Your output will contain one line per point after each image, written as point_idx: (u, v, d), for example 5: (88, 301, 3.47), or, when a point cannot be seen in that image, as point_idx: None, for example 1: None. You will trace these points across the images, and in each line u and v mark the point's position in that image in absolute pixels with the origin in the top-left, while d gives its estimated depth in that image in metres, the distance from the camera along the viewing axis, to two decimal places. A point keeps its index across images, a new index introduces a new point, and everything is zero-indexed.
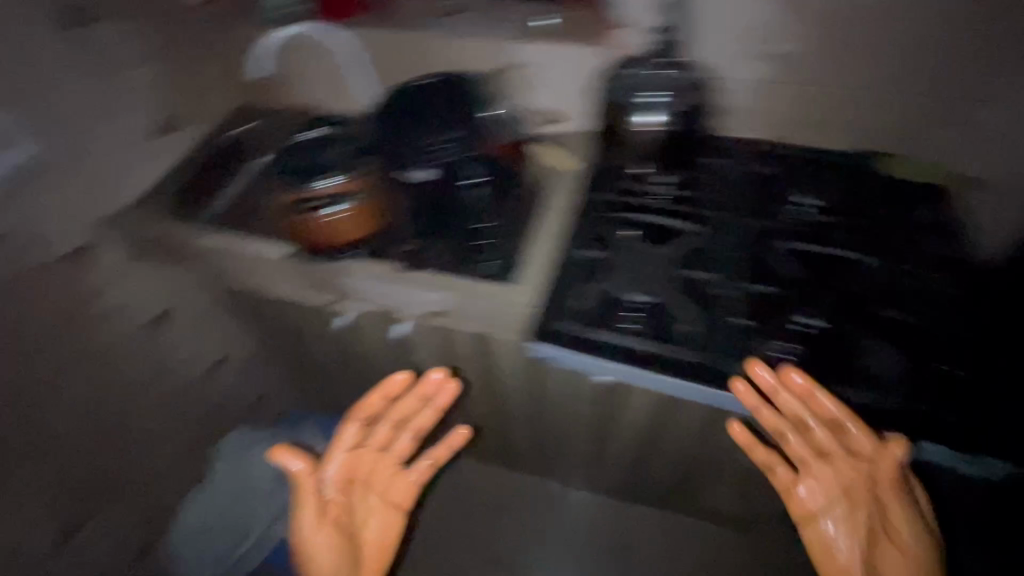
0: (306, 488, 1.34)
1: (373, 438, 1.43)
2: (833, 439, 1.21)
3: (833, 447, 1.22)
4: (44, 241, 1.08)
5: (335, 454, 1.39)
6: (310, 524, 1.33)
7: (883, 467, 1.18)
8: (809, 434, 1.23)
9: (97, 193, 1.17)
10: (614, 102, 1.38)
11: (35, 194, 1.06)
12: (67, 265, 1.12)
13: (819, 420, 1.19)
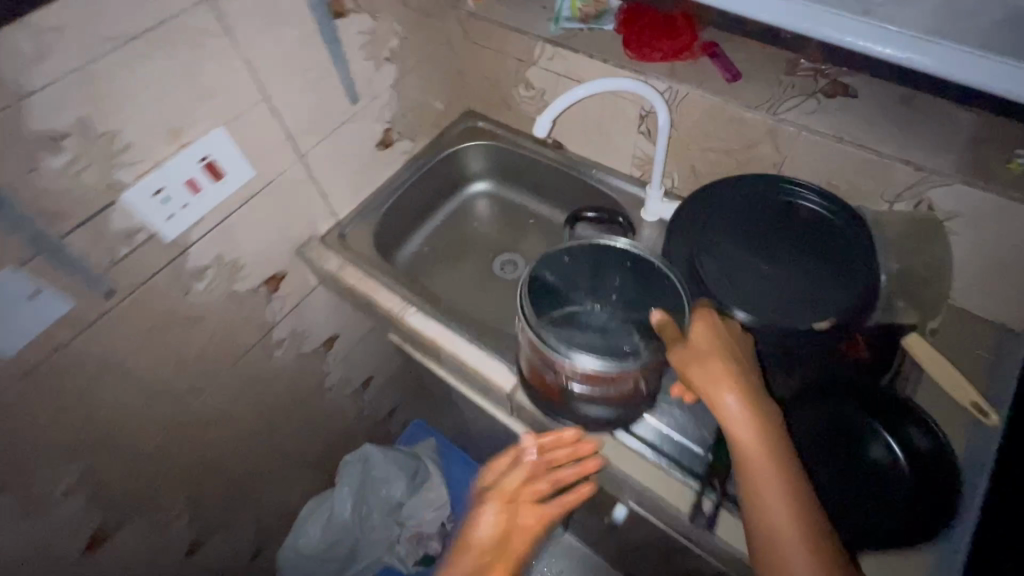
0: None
1: (498, 486, 0.64)
2: (751, 374, 0.58)
3: (767, 430, 0.55)
4: (244, 273, 0.89)
5: (488, 504, 0.63)
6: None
7: (774, 488, 0.53)
8: (768, 421, 0.56)
9: (301, 218, 0.95)
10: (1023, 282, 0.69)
11: (247, 223, 0.85)
12: (261, 295, 0.95)
13: (751, 401, 0.56)
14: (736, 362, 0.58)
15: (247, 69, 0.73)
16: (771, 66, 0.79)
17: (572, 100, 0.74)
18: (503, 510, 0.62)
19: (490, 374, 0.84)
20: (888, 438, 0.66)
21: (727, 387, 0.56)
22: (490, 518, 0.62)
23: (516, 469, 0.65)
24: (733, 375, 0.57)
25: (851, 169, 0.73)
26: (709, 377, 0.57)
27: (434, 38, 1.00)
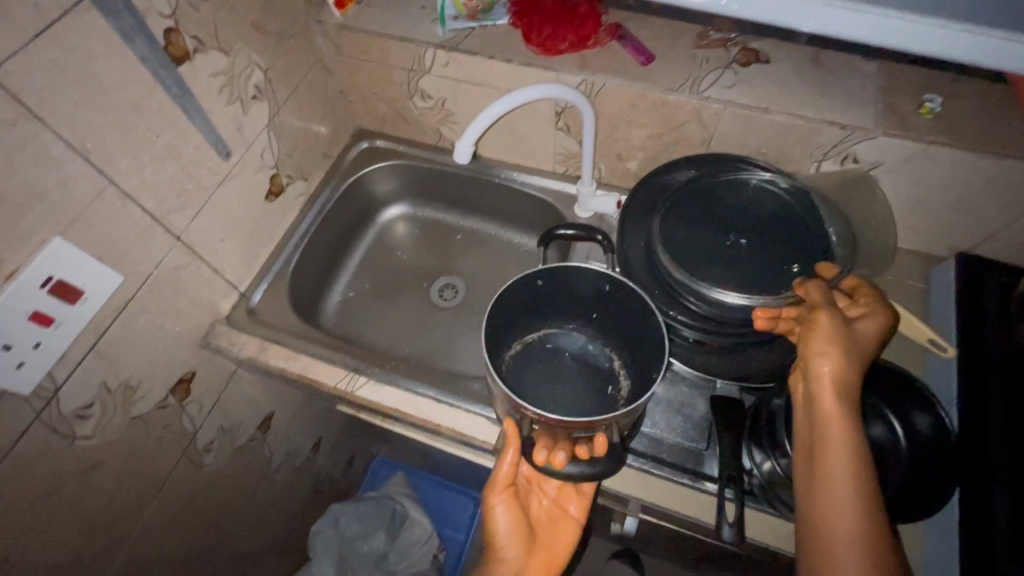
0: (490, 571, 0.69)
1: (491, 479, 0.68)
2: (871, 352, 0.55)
3: (851, 398, 0.53)
4: (141, 391, 0.73)
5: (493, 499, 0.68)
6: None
7: (844, 442, 0.51)
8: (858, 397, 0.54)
9: (196, 306, 0.79)
10: (932, 210, 0.74)
11: (128, 336, 0.68)
12: (169, 408, 0.79)
13: (858, 373, 0.54)
14: (860, 338, 0.55)
15: (76, 155, 0.56)
16: (681, 41, 0.75)
17: (491, 118, 0.66)
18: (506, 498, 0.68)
19: (475, 433, 0.76)
20: (891, 417, 0.60)
21: (842, 352, 0.53)
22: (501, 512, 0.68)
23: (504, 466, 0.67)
24: (853, 348, 0.54)
25: (774, 136, 0.72)
26: (830, 337, 0.54)
27: (301, 61, 0.86)
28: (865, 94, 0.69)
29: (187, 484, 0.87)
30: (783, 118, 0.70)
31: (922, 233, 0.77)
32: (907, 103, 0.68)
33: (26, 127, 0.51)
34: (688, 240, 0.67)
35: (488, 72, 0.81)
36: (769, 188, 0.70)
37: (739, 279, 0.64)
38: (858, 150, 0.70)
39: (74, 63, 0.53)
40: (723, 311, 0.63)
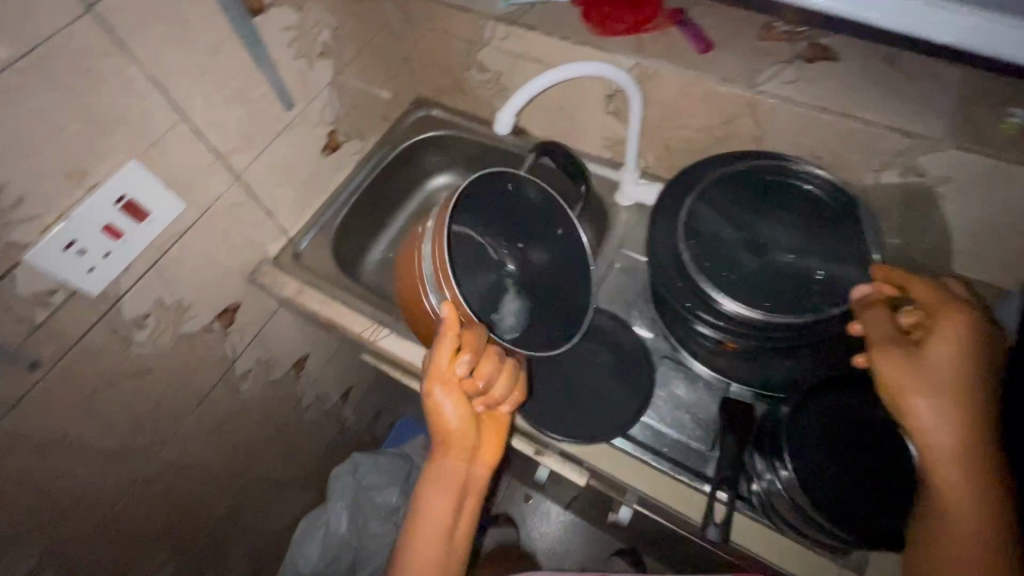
0: (440, 472, 0.63)
1: (433, 369, 0.59)
2: (958, 375, 0.51)
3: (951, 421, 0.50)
4: (192, 312, 0.81)
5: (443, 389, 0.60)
6: (441, 485, 0.62)
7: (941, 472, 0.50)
8: (958, 417, 0.50)
9: (248, 243, 0.86)
10: (1001, 239, 0.67)
11: (185, 260, 0.76)
12: (214, 332, 0.87)
13: (937, 399, 0.50)
14: (939, 365, 0.51)
15: (155, 89, 0.62)
16: (746, 32, 0.72)
17: (534, 90, 0.66)
18: (457, 387, 0.60)
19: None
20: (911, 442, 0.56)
21: (907, 386, 0.51)
22: (450, 400, 0.60)
23: (450, 351, 0.58)
24: (922, 373, 0.51)
25: (829, 139, 0.69)
26: (901, 383, 0.52)
27: (370, 24, 0.90)
28: (941, 104, 0.64)
29: (223, 403, 0.96)
30: (841, 120, 0.66)
31: (984, 262, 0.71)
32: (987, 117, 0.62)
33: (116, 58, 0.57)
34: (714, 235, 0.65)
35: (543, 49, 0.81)
36: (813, 194, 0.66)
37: (754, 284, 0.62)
38: (919, 163, 0.65)
39: (161, 4, 0.59)
40: (731, 314, 0.61)
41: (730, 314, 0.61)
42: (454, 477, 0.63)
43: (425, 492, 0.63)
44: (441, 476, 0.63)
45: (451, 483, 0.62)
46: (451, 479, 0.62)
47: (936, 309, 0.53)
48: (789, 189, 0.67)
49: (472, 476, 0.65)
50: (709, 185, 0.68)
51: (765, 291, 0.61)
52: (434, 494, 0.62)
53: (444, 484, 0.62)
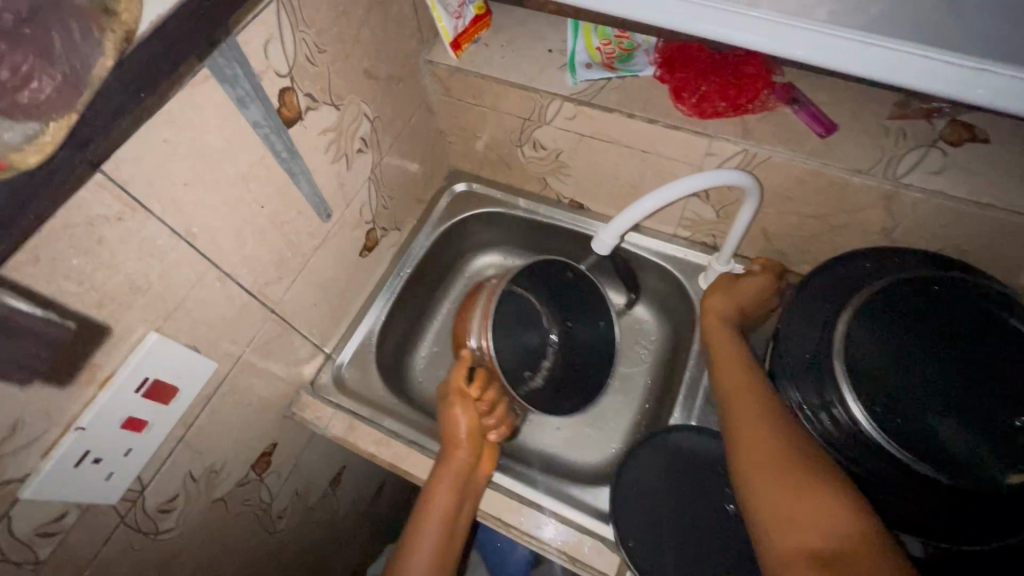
0: (448, 478, 0.66)
1: (449, 389, 0.70)
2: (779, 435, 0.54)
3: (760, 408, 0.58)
4: (225, 472, 0.67)
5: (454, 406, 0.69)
6: (444, 489, 0.65)
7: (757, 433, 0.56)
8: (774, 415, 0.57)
9: (284, 376, 0.72)
10: None
11: (216, 420, 0.62)
12: (250, 482, 0.73)
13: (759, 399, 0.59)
14: (747, 429, 0.57)
15: (181, 243, 0.49)
16: (870, 109, 0.62)
17: (637, 209, 0.57)
18: (471, 406, 0.69)
19: (591, 560, 0.65)
20: None
21: (734, 376, 0.64)
22: (465, 415, 0.68)
23: (478, 372, 0.71)
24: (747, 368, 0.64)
25: (981, 235, 0.59)
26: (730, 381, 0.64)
27: (407, 105, 0.77)
28: None
29: (258, 550, 0.82)
30: (1008, 218, 0.56)
31: None
32: None
33: (133, 220, 0.43)
34: (880, 363, 0.54)
35: (621, 131, 0.70)
36: (1000, 313, 0.55)
37: (927, 424, 0.51)
38: None
39: (186, 142, 0.45)
40: (896, 462, 0.51)
41: (889, 453, 0.51)
42: (469, 486, 0.67)
43: (431, 497, 0.65)
44: (450, 482, 0.66)
45: (456, 485, 0.66)
46: (460, 480, 0.66)
47: (756, 405, 0.58)
48: (962, 302, 0.56)
49: (472, 488, 0.68)
50: (861, 297, 0.57)
51: (953, 445, 0.50)
52: (439, 493, 0.65)
53: (466, 486, 0.67)
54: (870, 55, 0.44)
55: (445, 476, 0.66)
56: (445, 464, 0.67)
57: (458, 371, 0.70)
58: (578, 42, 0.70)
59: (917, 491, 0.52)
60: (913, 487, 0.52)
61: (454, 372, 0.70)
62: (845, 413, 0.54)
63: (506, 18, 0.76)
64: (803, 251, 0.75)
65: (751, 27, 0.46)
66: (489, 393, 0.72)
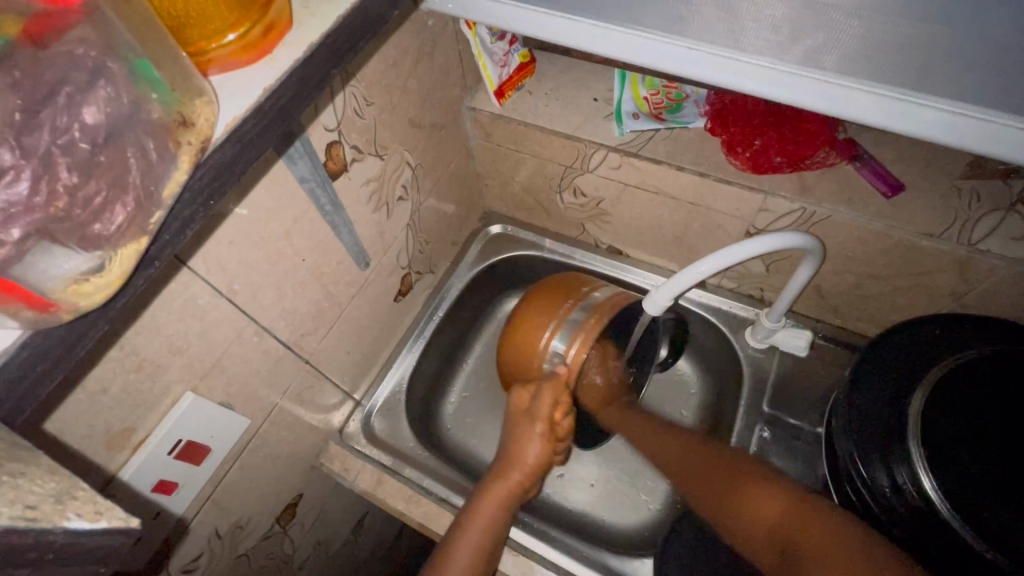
0: (500, 495, 0.65)
1: (535, 410, 0.65)
2: (696, 463, 0.66)
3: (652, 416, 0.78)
4: (250, 528, 0.65)
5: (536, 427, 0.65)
6: (496, 506, 0.64)
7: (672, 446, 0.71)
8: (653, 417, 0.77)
9: (314, 426, 0.70)
10: None
11: (245, 475, 0.60)
12: (274, 535, 0.70)
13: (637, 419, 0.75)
14: (671, 459, 0.70)
15: (222, 300, 0.47)
16: (938, 168, 0.59)
17: (695, 270, 0.55)
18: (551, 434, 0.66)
19: None
20: None
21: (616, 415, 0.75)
22: (540, 440, 0.66)
23: (565, 398, 0.65)
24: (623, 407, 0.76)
25: None
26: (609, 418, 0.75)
27: (447, 150, 0.76)
28: None
29: None
30: None
31: None
32: None
33: (176, 282, 0.42)
34: (961, 436, 0.50)
35: (669, 183, 0.67)
36: None
37: (1017, 519, 0.46)
38: None
39: (234, 202, 0.45)
40: (960, 545, 0.46)
41: (967, 546, 0.46)
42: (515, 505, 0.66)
43: (478, 509, 0.63)
44: (506, 502, 0.65)
45: (506, 506, 0.65)
46: (510, 499, 0.65)
47: (656, 431, 0.73)
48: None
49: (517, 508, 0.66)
50: (946, 365, 0.54)
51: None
52: (491, 504, 0.64)
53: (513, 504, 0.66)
54: (953, 126, 0.42)
55: (496, 491, 0.65)
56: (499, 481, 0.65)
57: (547, 396, 0.63)
58: (624, 91, 0.69)
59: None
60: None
61: (541, 395, 0.64)
62: (915, 495, 0.49)
63: (549, 66, 0.76)
64: (860, 310, 0.71)
65: (828, 97, 0.44)
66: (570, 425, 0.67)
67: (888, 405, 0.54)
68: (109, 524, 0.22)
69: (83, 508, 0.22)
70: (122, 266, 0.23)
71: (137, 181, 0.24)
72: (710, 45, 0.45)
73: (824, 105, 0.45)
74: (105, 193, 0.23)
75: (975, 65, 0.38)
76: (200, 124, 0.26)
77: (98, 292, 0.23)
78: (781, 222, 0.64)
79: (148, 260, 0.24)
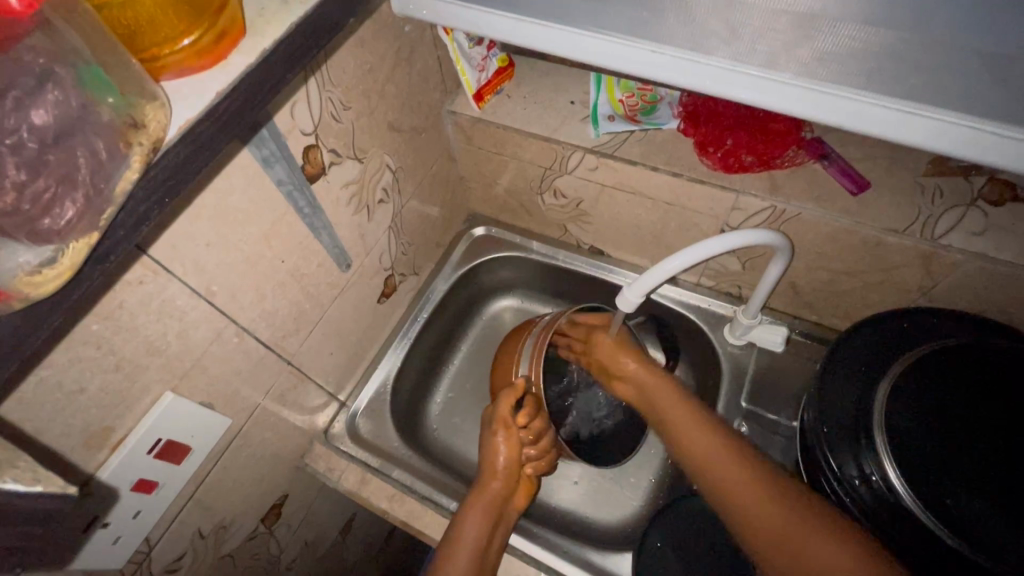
0: (482, 507, 0.63)
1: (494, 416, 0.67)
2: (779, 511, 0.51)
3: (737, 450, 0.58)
4: (234, 528, 0.65)
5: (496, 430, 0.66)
6: (478, 518, 0.62)
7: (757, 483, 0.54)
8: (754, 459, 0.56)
9: (298, 427, 0.71)
10: None
11: (228, 475, 0.61)
12: (259, 536, 0.71)
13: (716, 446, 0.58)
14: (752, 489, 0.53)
15: (200, 302, 0.48)
16: (903, 166, 0.61)
17: (664, 269, 0.57)
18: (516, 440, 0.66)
19: None
20: None
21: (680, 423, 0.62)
22: (505, 444, 0.66)
23: (527, 401, 0.67)
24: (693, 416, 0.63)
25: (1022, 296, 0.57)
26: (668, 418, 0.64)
27: (428, 154, 0.77)
28: None
29: None
30: None
31: None
32: None
33: (153, 283, 0.43)
34: (924, 426, 0.51)
35: (646, 184, 0.69)
36: None
37: (978, 505, 0.48)
38: None
39: (213, 204, 0.46)
40: (921, 530, 0.48)
41: (931, 534, 0.47)
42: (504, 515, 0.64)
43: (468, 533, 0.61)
44: (485, 510, 0.63)
45: (490, 519, 0.62)
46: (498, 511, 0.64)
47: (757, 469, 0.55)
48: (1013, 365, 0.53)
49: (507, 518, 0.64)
50: (910, 358, 0.55)
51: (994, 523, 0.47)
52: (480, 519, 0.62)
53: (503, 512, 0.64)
54: (904, 124, 0.42)
55: (482, 504, 0.63)
56: (482, 495, 0.64)
57: (504, 402, 0.66)
58: (600, 94, 0.70)
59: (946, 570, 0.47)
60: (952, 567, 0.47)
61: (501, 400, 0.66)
62: (883, 486, 0.50)
63: (528, 70, 0.77)
64: (832, 306, 0.72)
65: (781, 96, 0.44)
66: (538, 426, 0.67)
67: (857, 398, 0.56)
68: (44, 489, 0.23)
69: (21, 474, 0.23)
70: (72, 259, 0.24)
71: (87, 178, 0.25)
72: (675, 48, 0.46)
73: (777, 104, 0.45)
74: (54, 188, 0.24)
75: (921, 66, 0.41)
76: (152, 127, 0.27)
77: (49, 283, 0.24)
78: (753, 220, 0.65)
79: (99, 255, 0.25)
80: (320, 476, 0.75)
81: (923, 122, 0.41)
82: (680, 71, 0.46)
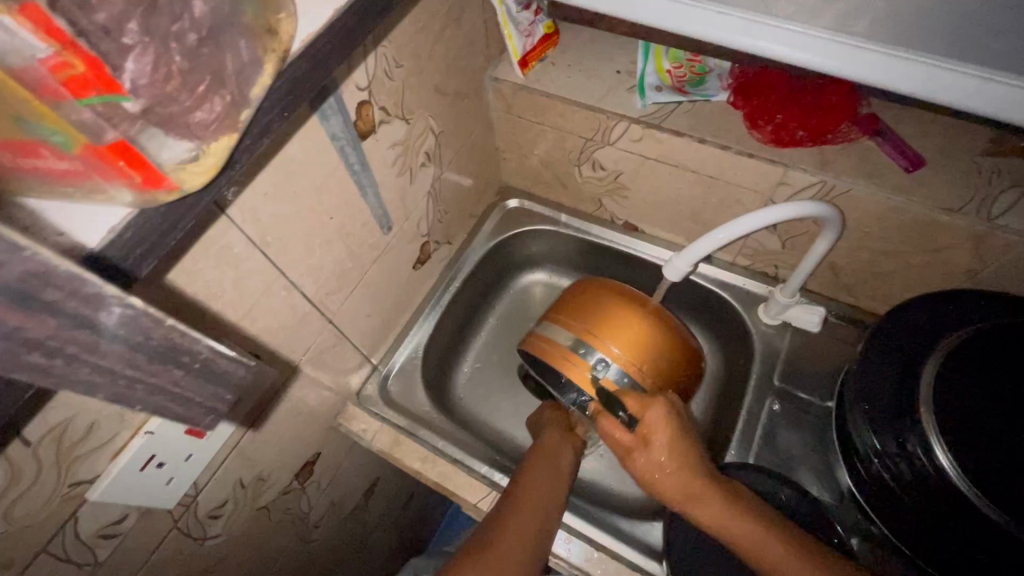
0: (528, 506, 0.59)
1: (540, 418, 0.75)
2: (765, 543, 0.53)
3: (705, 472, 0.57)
4: (271, 481, 0.67)
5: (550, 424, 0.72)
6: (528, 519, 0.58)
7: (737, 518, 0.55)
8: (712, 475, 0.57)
9: (332, 388, 0.72)
10: None
11: (268, 428, 0.62)
12: (293, 491, 0.73)
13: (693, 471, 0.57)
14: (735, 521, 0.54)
15: (255, 251, 0.49)
16: (961, 145, 0.59)
17: (715, 240, 0.57)
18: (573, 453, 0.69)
19: None
20: None
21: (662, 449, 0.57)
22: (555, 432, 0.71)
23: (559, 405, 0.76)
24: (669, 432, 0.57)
25: None
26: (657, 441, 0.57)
27: (469, 121, 0.77)
28: None
29: (289, 562, 0.81)
30: None
31: None
32: None
33: (215, 227, 0.44)
34: (972, 404, 0.51)
35: (691, 157, 0.68)
36: None
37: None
38: None
39: (273, 152, 0.46)
40: (966, 506, 0.48)
41: (973, 505, 0.47)
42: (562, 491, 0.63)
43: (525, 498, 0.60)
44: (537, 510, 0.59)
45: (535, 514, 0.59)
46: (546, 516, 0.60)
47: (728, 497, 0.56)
48: None
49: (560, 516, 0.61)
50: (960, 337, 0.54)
51: None
52: (542, 494, 0.61)
53: (560, 485, 0.64)
54: (981, 91, 0.41)
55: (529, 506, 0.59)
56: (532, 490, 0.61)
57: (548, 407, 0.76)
58: (648, 64, 0.69)
59: (993, 544, 0.47)
60: (998, 542, 0.47)
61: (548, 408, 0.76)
62: (927, 461, 0.50)
63: (574, 38, 0.76)
64: (872, 288, 0.72)
65: (853, 62, 0.43)
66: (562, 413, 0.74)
67: (902, 376, 0.55)
68: (237, 356, 0.32)
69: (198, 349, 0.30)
70: (216, 157, 0.29)
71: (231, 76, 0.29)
72: (742, 10, 0.45)
73: (845, 72, 0.44)
74: (207, 81, 0.28)
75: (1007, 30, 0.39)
76: (284, 36, 0.32)
77: (197, 174, 0.28)
78: (800, 196, 0.64)
79: (233, 160, 0.30)
80: (352, 435, 0.76)
81: (1003, 90, 0.40)
82: (750, 34, 0.45)
